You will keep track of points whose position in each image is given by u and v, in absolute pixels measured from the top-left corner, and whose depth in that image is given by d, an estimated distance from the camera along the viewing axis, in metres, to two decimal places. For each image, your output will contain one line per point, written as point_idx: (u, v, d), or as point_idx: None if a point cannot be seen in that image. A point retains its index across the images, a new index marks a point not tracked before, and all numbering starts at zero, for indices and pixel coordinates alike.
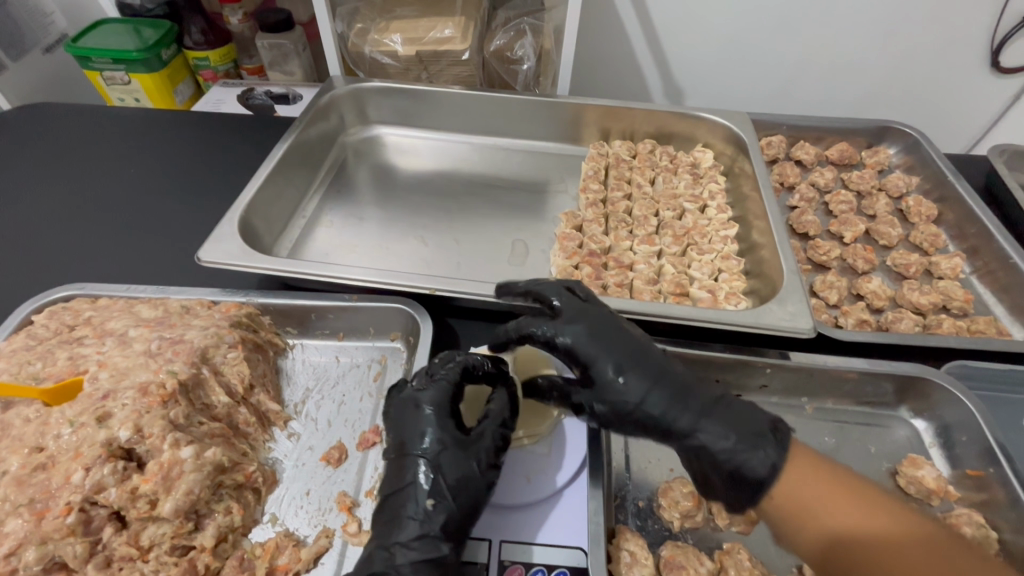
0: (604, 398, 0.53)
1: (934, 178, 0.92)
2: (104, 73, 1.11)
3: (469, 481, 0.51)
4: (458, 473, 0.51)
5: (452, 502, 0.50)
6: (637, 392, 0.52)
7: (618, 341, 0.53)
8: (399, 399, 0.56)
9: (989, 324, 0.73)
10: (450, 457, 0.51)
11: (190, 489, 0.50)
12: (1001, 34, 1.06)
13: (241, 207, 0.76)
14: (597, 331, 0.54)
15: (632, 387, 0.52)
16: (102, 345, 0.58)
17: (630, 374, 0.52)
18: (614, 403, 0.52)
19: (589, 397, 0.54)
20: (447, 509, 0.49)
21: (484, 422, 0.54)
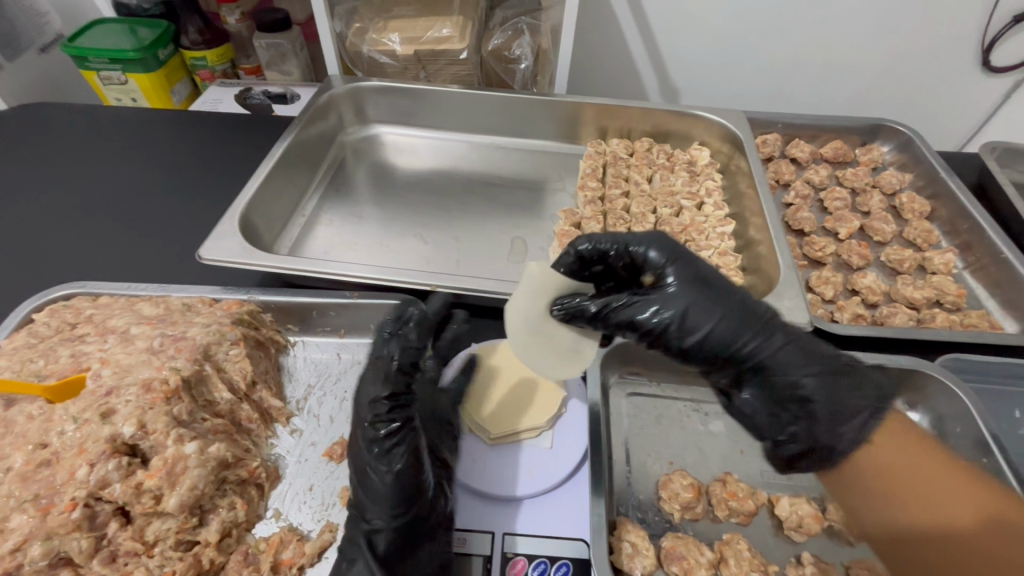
0: (678, 305, 0.48)
1: (927, 175, 0.93)
2: (101, 73, 1.11)
3: (379, 468, 0.51)
4: (365, 474, 0.51)
5: (376, 503, 0.50)
6: (710, 312, 0.48)
7: (696, 261, 0.50)
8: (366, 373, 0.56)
9: (981, 318, 0.74)
10: (366, 460, 0.51)
11: (194, 483, 0.50)
12: (991, 34, 1.07)
13: (241, 206, 0.76)
14: (671, 243, 0.51)
15: (704, 303, 0.48)
16: (104, 342, 0.59)
17: (710, 291, 0.48)
18: (685, 319, 0.47)
19: (665, 305, 0.48)
20: (369, 497, 0.50)
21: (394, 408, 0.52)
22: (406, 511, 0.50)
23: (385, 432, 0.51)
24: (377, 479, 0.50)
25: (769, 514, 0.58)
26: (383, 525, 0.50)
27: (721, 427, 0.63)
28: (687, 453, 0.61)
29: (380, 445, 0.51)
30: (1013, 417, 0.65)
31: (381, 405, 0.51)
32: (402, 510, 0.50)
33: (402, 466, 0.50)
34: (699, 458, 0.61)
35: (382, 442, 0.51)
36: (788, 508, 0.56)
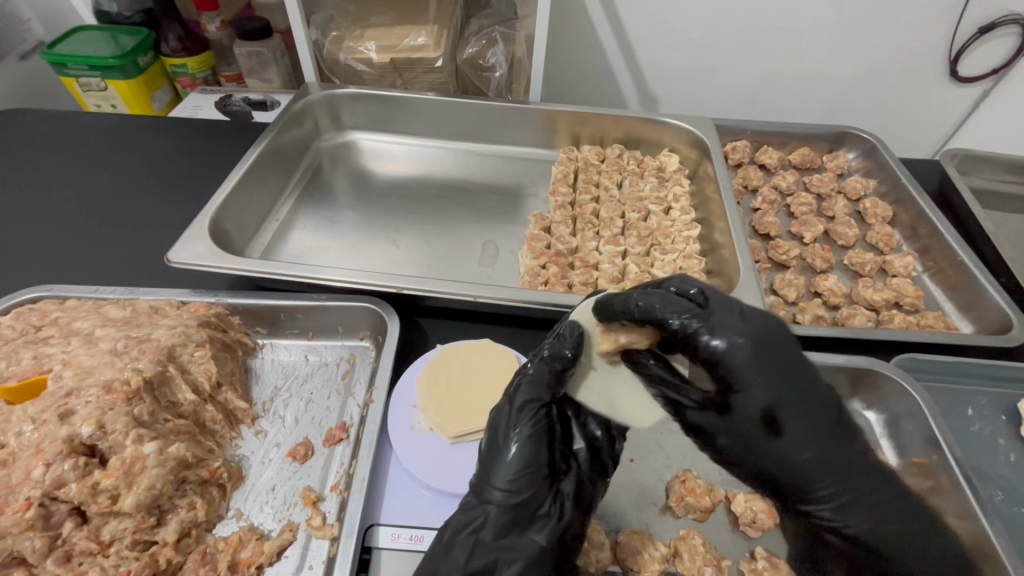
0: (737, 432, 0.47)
1: (890, 181, 0.96)
2: (80, 79, 1.11)
3: (522, 461, 0.47)
4: (494, 451, 0.48)
5: (492, 481, 0.47)
6: (767, 391, 0.44)
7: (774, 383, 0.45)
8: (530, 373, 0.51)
9: (937, 319, 0.76)
10: (500, 433, 0.48)
11: (152, 483, 0.50)
12: (956, 44, 1.11)
13: (212, 210, 0.77)
14: (765, 352, 0.45)
15: (813, 446, 0.47)
16: (67, 344, 0.59)
17: (801, 443, 0.47)
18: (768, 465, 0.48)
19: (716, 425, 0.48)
20: (509, 482, 0.46)
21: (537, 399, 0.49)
22: (523, 497, 0.46)
23: (529, 409, 0.48)
24: (507, 453, 0.47)
25: (725, 510, 0.59)
26: (494, 506, 0.46)
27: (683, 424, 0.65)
28: (649, 450, 0.62)
29: (517, 423, 0.48)
30: (965, 415, 0.67)
31: (535, 384, 0.49)
32: (519, 494, 0.46)
33: (531, 443, 0.47)
34: (659, 456, 0.62)
35: (523, 418, 0.48)
36: (743, 504, 0.57)
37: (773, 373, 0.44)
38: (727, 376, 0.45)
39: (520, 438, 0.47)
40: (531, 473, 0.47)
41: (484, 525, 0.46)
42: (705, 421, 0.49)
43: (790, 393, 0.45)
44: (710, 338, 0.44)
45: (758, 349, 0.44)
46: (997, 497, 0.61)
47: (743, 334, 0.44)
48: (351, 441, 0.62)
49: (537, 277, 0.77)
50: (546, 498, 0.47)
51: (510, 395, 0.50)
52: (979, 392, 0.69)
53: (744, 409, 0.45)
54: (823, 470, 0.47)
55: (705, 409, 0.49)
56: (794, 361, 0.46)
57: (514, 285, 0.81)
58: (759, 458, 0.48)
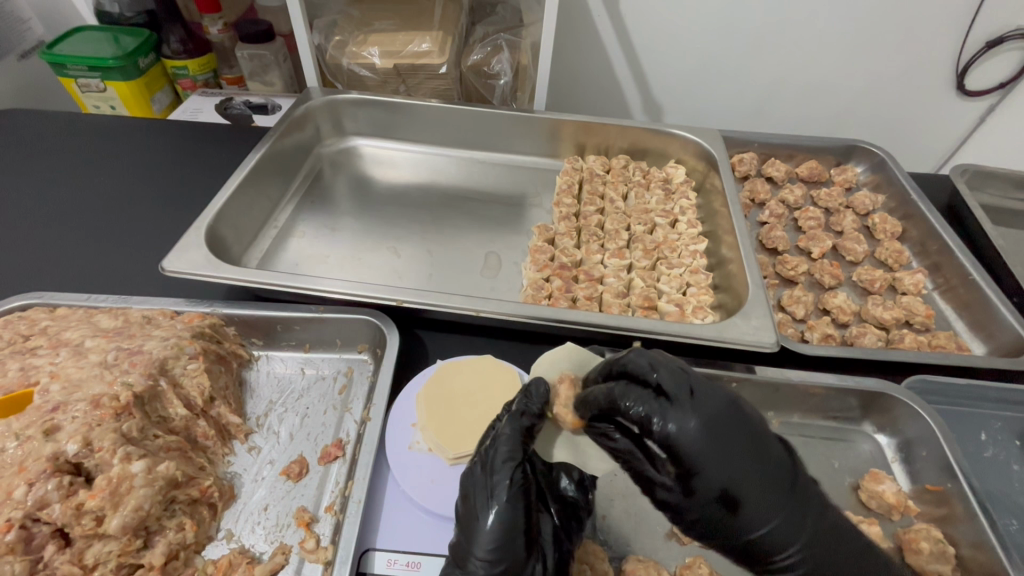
0: (699, 510, 0.47)
1: (899, 197, 0.94)
2: (79, 80, 1.10)
3: (503, 531, 0.45)
4: (467, 519, 0.46)
5: (473, 552, 0.45)
6: (723, 474, 0.45)
7: (732, 462, 0.45)
8: (495, 433, 0.50)
9: (949, 339, 0.74)
10: (478, 499, 0.46)
11: (139, 504, 0.49)
12: (964, 58, 1.09)
13: (209, 217, 0.75)
14: (712, 432, 0.45)
15: (758, 515, 0.46)
16: (55, 355, 0.57)
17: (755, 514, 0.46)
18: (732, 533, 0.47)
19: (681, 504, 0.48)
20: (488, 554, 0.44)
21: (512, 463, 0.47)
22: (503, 566, 0.44)
23: (508, 474, 0.47)
24: (486, 521, 0.45)
25: None
26: None
27: None
28: None
29: (495, 489, 0.46)
30: (978, 440, 0.65)
31: (511, 447, 0.48)
32: (501, 564, 0.44)
33: (510, 507, 0.45)
34: None
35: (501, 483, 0.46)
36: None
37: (725, 459, 0.45)
38: (686, 462, 0.45)
39: (497, 503, 0.46)
40: (512, 541, 0.45)
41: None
42: (673, 499, 0.48)
43: (746, 472, 0.45)
44: (663, 423, 0.46)
45: (710, 435, 0.45)
46: (1013, 527, 0.59)
47: (699, 418, 0.45)
48: (347, 459, 0.60)
49: (541, 291, 0.75)
50: (529, 564, 0.45)
51: (486, 459, 0.48)
52: (992, 416, 0.67)
53: (702, 492, 0.45)
54: (776, 529, 0.46)
55: (670, 487, 0.48)
56: (745, 436, 0.46)
57: (516, 297, 0.80)
58: (720, 530, 0.47)
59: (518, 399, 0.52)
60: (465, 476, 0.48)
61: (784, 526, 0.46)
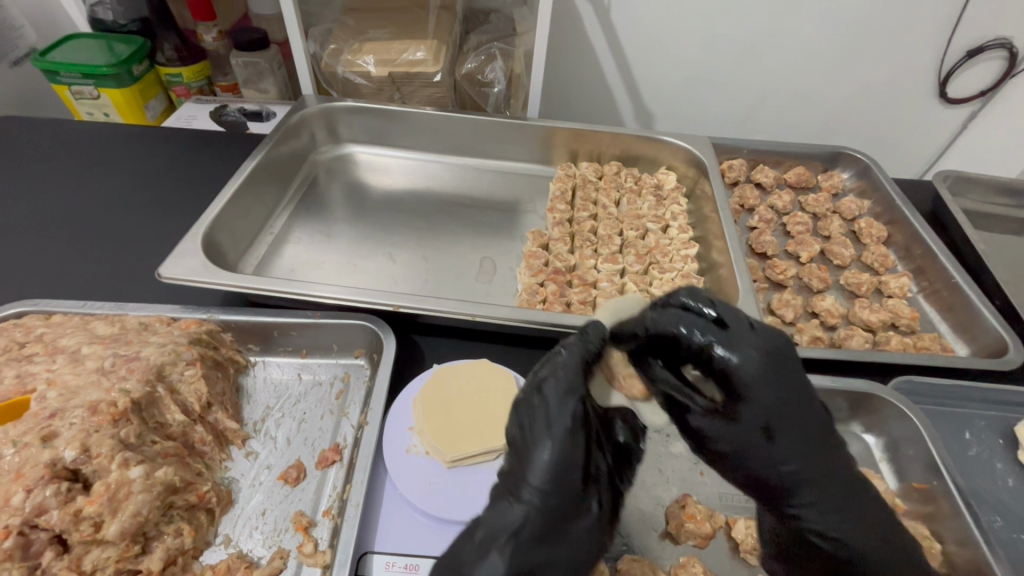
0: (730, 438, 0.48)
1: (885, 202, 0.97)
2: (72, 87, 1.10)
3: (563, 461, 0.44)
4: (524, 450, 0.45)
5: (531, 481, 0.44)
6: (772, 401, 0.46)
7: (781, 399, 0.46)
8: (556, 365, 0.49)
9: (933, 340, 0.76)
10: (538, 429, 0.46)
11: (138, 510, 0.49)
12: (946, 66, 1.12)
13: (205, 224, 0.75)
14: (769, 360, 0.46)
15: (765, 453, 0.47)
16: (52, 362, 0.57)
17: (784, 447, 0.47)
18: (740, 460, 0.48)
19: (715, 428, 0.48)
20: (546, 482, 0.44)
21: (574, 396, 0.46)
22: (559, 498, 0.44)
23: (571, 402, 0.46)
24: (546, 451, 0.44)
25: (726, 537, 0.58)
26: (533, 507, 0.43)
27: (682, 448, 0.64)
28: (647, 474, 0.62)
29: (556, 418, 0.45)
30: (962, 439, 0.67)
31: (573, 377, 0.47)
32: (557, 495, 0.44)
33: (569, 438, 0.45)
34: (658, 480, 0.61)
35: (562, 414, 0.45)
36: (745, 530, 0.56)
37: (777, 392, 0.46)
38: (736, 387, 0.46)
39: (556, 434, 0.45)
40: (572, 471, 0.44)
41: (523, 526, 0.43)
42: (709, 427, 0.49)
43: (787, 406, 0.47)
44: (725, 353, 0.46)
45: (779, 366, 0.46)
46: (997, 523, 0.61)
47: (756, 348, 0.46)
48: (344, 463, 0.60)
49: (535, 296, 0.76)
50: (585, 498, 0.45)
51: (547, 388, 0.47)
52: (976, 415, 0.69)
53: (745, 419, 0.47)
54: (785, 461, 0.47)
55: (708, 414, 0.49)
56: (798, 376, 0.48)
57: (511, 302, 0.81)
58: (748, 460, 0.48)
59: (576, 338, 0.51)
60: (522, 403, 0.47)
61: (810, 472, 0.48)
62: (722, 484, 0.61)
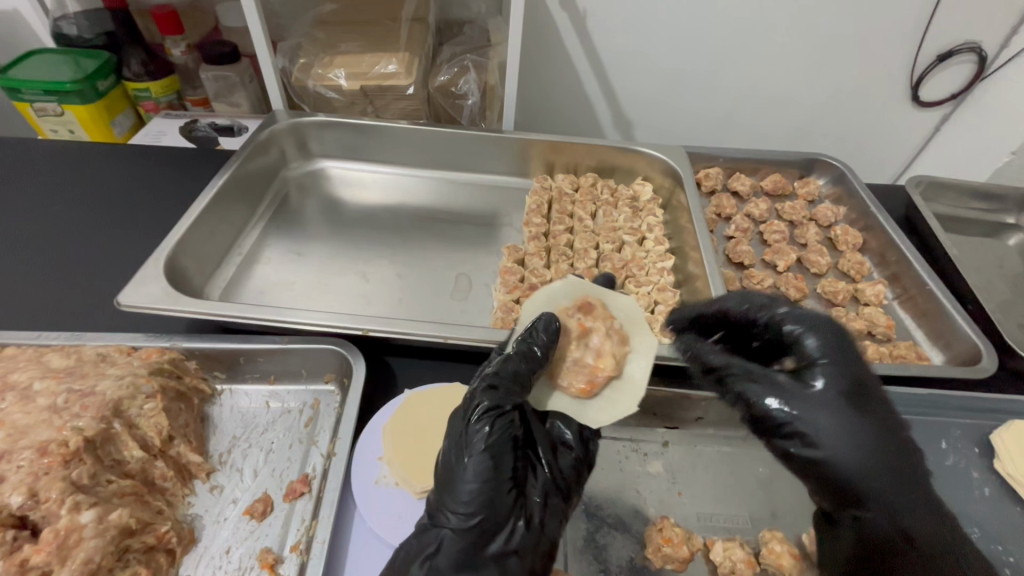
0: (805, 414, 0.49)
1: (859, 208, 0.97)
2: (34, 104, 1.07)
3: (478, 483, 0.43)
4: (444, 470, 0.45)
5: (445, 503, 0.44)
6: (855, 372, 0.50)
7: (857, 371, 0.50)
8: (481, 381, 0.49)
9: (908, 349, 0.76)
10: (454, 450, 0.45)
11: (89, 557, 0.47)
12: (917, 71, 1.13)
13: (168, 248, 0.73)
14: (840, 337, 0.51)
15: (844, 423, 0.49)
16: (1, 401, 0.55)
17: (861, 420, 0.49)
18: (810, 435, 0.49)
19: (791, 406, 0.50)
20: (459, 505, 0.43)
21: (493, 414, 0.46)
22: (477, 519, 0.43)
23: (486, 423, 0.45)
24: (459, 472, 0.44)
25: (705, 559, 0.57)
26: (447, 531, 0.44)
27: (659, 467, 0.63)
28: (624, 495, 0.61)
29: (469, 439, 0.45)
30: (939, 448, 0.67)
31: (497, 395, 0.47)
32: (472, 518, 0.43)
33: (484, 459, 0.44)
34: (635, 501, 0.60)
35: (479, 433, 0.45)
36: (722, 552, 0.56)
37: (854, 363, 0.50)
38: (813, 360, 0.51)
39: (471, 454, 0.44)
40: (487, 493, 0.43)
41: (438, 550, 0.43)
42: (781, 401, 0.50)
43: (852, 384, 0.50)
44: (804, 332, 0.52)
45: (841, 341, 0.51)
46: (974, 535, 0.61)
47: (832, 329, 0.51)
48: (313, 495, 0.58)
49: (510, 313, 0.75)
50: (507, 517, 0.44)
51: (465, 408, 0.47)
52: (952, 424, 0.69)
53: (832, 389, 0.50)
54: (851, 438, 0.48)
55: (779, 393, 0.50)
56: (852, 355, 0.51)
57: (486, 320, 0.79)
58: (823, 434, 0.49)
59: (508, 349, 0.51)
60: (449, 423, 0.47)
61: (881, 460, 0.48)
62: (699, 505, 0.60)
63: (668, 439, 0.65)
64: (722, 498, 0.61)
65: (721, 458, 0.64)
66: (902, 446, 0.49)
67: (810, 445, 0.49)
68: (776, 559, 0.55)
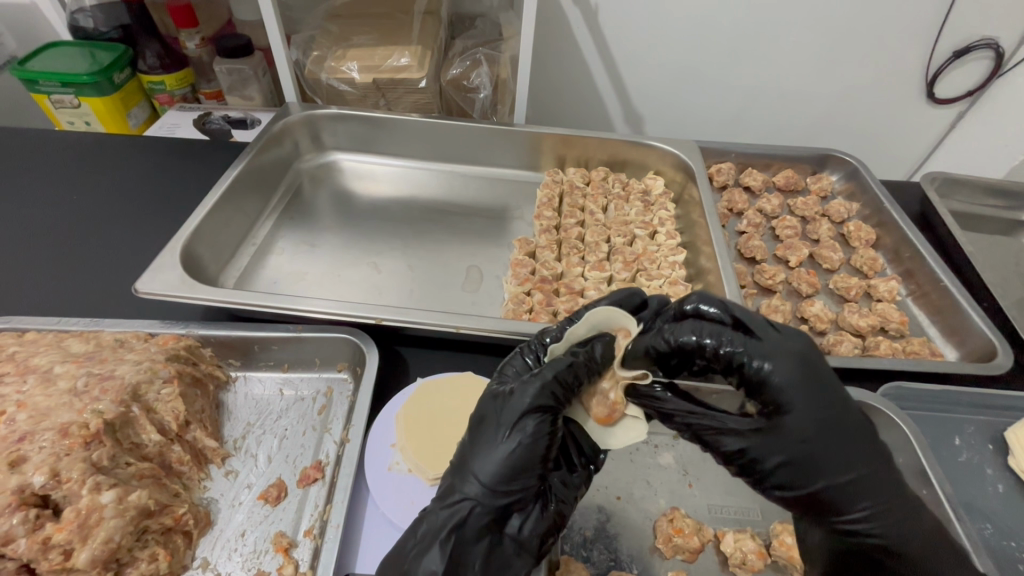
0: (778, 453, 0.46)
1: (873, 204, 0.96)
2: (52, 96, 1.08)
3: (517, 468, 0.44)
4: (485, 446, 0.45)
5: (479, 478, 0.44)
6: (818, 403, 0.45)
7: (823, 398, 0.46)
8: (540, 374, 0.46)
9: (922, 345, 0.76)
10: (499, 429, 0.45)
11: (109, 536, 0.47)
12: (933, 67, 1.12)
13: (183, 237, 0.74)
14: (801, 368, 0.46)
15: (821, 457, 0.46)
16: (22, 383, 0.56)
17: (838, 448, 0.46)
18: (789, 469, 0.46)
19: (762, 447, 0.47)
20: (495, 483, 0.43)
21: (546, 405, 0.45)
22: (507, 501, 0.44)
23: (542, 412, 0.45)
24: (501, 453, 0.44)
25: (715, 550, 0.57)
26: (476, 504, 0.44)
27: (670, 459, 0.63)
28: (635, 487, 0.61)
29: (519, 424, 0.44)
30: (953, 444, 0.66)
31: (555, 392, 0.45)
32: (503, 497, 0.44)
33: (531, 446, 0.44)
34: (646, 492, 0.60)
35: (529, 420, 0.44)
36: (733, 544, 0.56)
37: (817, 391, 0.46)
38: (774, 396, 0.46)
39: (518, 438, 0.44)
40: (523, 476, 0.44)
41: (463, 522, 0.43)
42: (750, 443, 0.47)
43: (819, 417, 0.46)
44: (762, 365, 0.46)
45: (804, 368, 0.46)
46: (987, 531, 0.61)
47: (789, 357, 0.46)
48: (326, 481, 0.59)
49: (522, 305, 0.75)
50: (530, 501, 0.46)
51: (517, 394, 0.45)
52: (965, 420, 0.68)
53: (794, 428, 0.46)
54: (831, 466, 0.46)
55: (748, 433, 0.47)
56: (817, 383, 0.46)
57: (498, 312, 0.80)
58: (801, 472, 0.47)
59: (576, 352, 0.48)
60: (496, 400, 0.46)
61: (856, 482, 0.47)
62: (709, 495, 0.61)
63: (679, 431, 0.65)
64: (732, 490, 0.61)
65: None
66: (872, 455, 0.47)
67: (792, 481, 0.47)
68: (786, 551, 0.55)
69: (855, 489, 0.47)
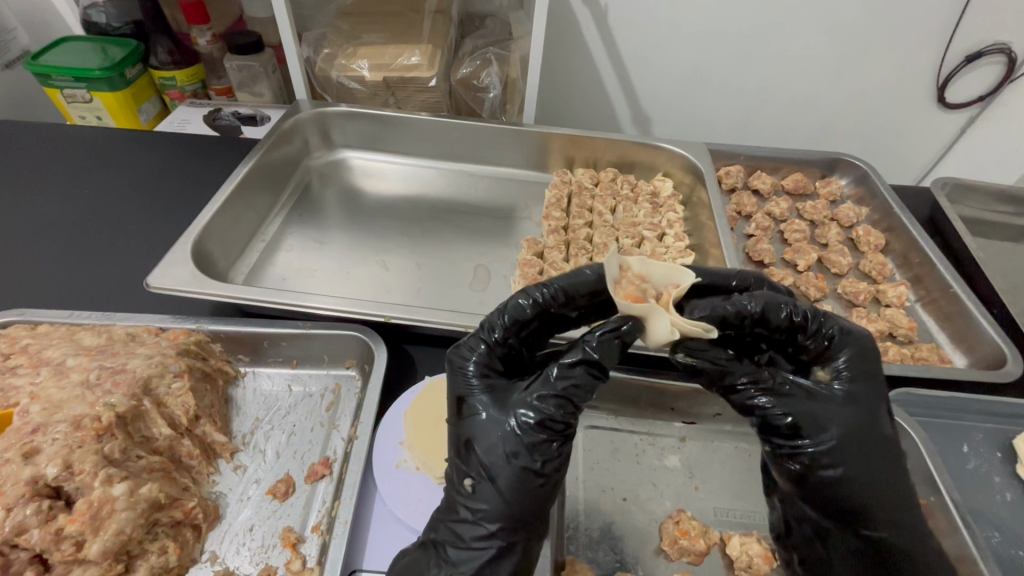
0: (825, 434, 0.48)
1: (882, 209, 0.96)
2: (64, 91, 1.08)
3: (503, 465, 0.45)
4: (464, 456, 0.47)
5: (471, 487, 0.46)
6: (869, 397, 0.50)
7: (873, 395, 0.50)
8: (461, 374, 0.49)
9: (931, 351, 0.76)
10: (468, 438, 0.47)
11: (120, 528, 0.48)
12: (944, 71, 1.12)
13: (194, 232, 0.75)
14: (865, 365, 0.51)
15: (866, 445, 0.48)
16: (36, 375, 0.56)
17: (876, 445, 0.49)
18: (832, 456, 0.48)
19: (814, 424, 0.48)
20: (489, 485, 0.45)
21: (490, 399, 0.47)
22: (503, 497, 0.44)
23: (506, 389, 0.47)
24: (481, 459, 0.45)
25: (721, 553, 0.57)
26: (479, 512, 0.45)
27: (676, 461, 0.63)
28: (641, 489, 0.61)
29: (480, 427, 0.46)
30: (961, 452, 0.66)
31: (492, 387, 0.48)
32: (499, 494, 0.44)
33: (499, 439, 0.45)
34: (652, 494, 0.60)
35: (488, 419, 0.46)
36: (739, 547, 0.55)
37: (869, 388, 0.51)
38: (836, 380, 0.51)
39: (484, 438, 0.46)
40: (508, 467, 0.45)
41: (474, 534, 0.45)
42: (805, 420, 0.48)
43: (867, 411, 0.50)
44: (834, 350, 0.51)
45: (868, 363, 0.51)
46: (994, 539, 0.60)
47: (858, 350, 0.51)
48: (334, 478, 0.59)
49: None
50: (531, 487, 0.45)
51: (461, 403, 0.48)
52: (973, 427, 0.68)
53: (845, 413, 0.49)
54: (871, 463, 0.48)
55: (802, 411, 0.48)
56: (872, 381, 0.51)
57: None
58: (846, 459, 0.48)
59: (473, 338, 0.50)
60: (455, 418, 0.48)
61: (878, 493, 0.49)
62: (716, 498, 0.61)
63: (685, 434, 0.65)
64: (739, 494, 0.61)
65: (737, 454, 0.64)
66: (894, 465, 0.50)
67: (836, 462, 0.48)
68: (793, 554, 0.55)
69: (875, 500, 0.49)
